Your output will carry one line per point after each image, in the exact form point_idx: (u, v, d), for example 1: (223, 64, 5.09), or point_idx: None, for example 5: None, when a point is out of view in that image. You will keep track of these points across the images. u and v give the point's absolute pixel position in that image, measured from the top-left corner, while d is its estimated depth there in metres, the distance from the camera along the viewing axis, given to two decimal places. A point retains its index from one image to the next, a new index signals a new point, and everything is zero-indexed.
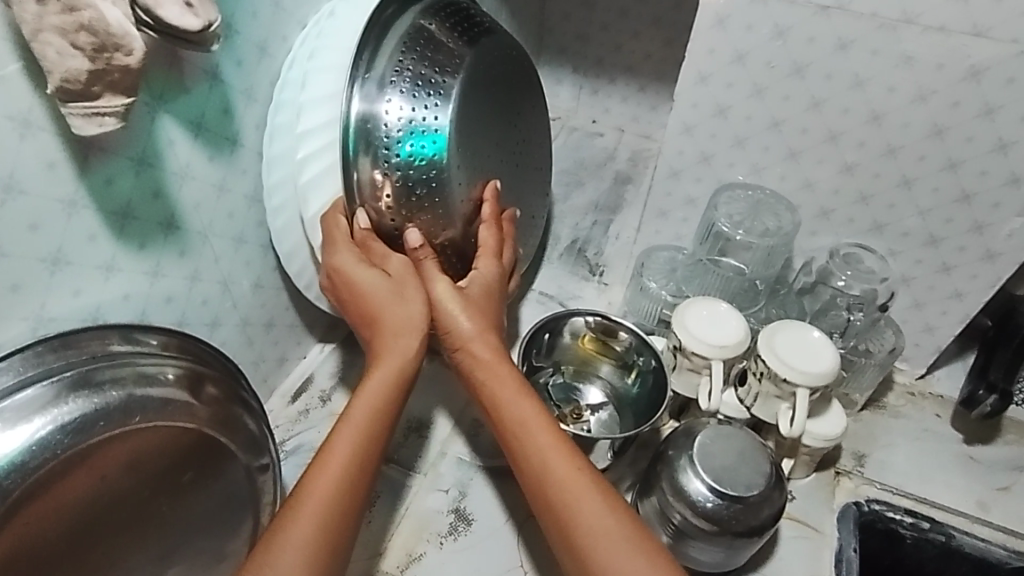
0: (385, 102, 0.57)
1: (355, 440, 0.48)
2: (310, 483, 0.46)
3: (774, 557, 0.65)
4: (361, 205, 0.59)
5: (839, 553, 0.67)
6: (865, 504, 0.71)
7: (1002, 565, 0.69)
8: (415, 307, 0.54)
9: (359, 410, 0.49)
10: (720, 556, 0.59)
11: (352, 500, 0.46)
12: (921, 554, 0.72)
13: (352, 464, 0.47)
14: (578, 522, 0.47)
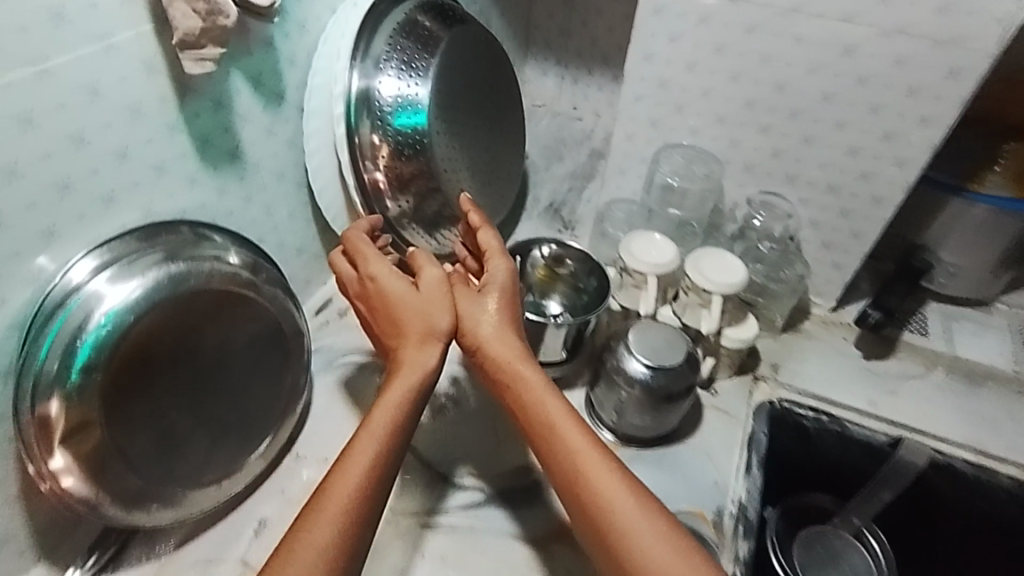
0: (380, 81, 0.78)
1: (379, 447, 0.55)
2: (349, 479, 0.53)
3: (697, 434, 0.82)
4: (364, 159, 0.80)
5: (751, 437, 0.83)
6: (778, 402, 0.87)
7: (884, 447, 0.85)
8: (441, 319, 0.61)
9: (386, 416, 0.56)
10: (651, 419, 0.77)
11: (375, 497, 0.54)
12: (824, 443, 0.88)
13: (375, 467, 0.54)
14: (603, 507, 0.55)
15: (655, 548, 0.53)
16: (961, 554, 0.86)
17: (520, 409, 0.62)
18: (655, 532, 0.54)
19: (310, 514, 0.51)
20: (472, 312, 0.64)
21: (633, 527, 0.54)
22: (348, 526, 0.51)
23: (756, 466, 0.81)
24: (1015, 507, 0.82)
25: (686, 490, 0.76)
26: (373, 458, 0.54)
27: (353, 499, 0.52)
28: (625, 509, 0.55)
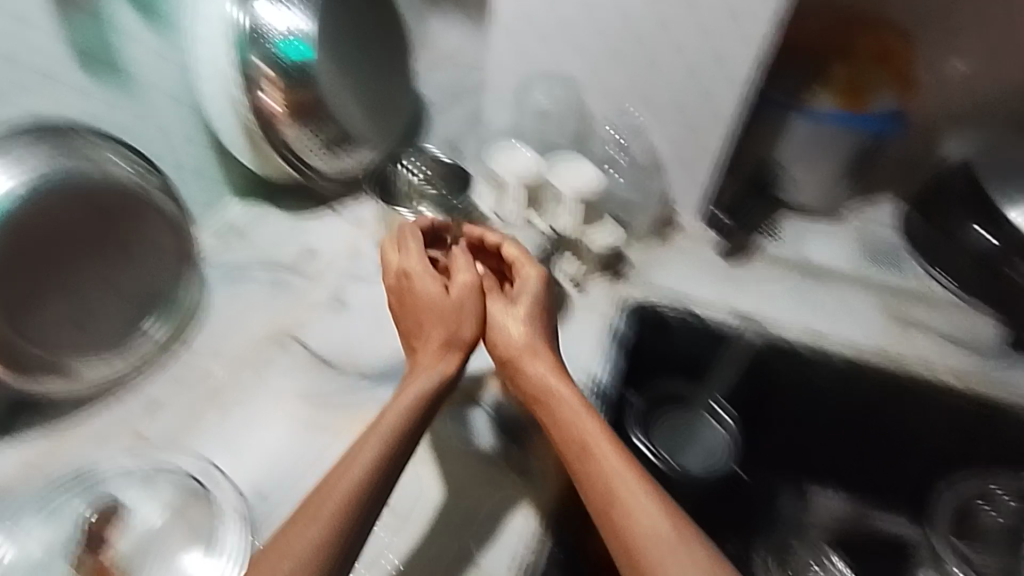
0: (264, 12, 0.85)
1: (376, 449, 0.61)
2: (347, 471, 0.58)
3: (564, 326, 0.93)
4: (259, 90, 0.86)
5: (615, 329, 0.94)
6: (639, 302, 0.96)
7: (731, 335, 0.95)
8: (468, 329, 0.71)
9: (390, 412, 0.64)
10: None
11: (380, 488, 0.59)
12: (681, 334, 0.96)
13: (381, 460, 0.60)
14: (625, 511, 0.60)
15: (666, 540, 0.57)
16: (797, 428, 0.98)
17: (549, 418, 0.69)
18: (664, 530, 0.58)
19: (310, 509, 0.56)
20: (508, 332, 0.73)
21: (650, 527, 0.58)
22: (354, 515, 0.56)
23: (615, 350, 0.93)
24: (840, 384, 0.93)
25: None
26: (379, 455, 0.60)
27: (357, 487, 0.58)
28: (643, 508, 0.60)
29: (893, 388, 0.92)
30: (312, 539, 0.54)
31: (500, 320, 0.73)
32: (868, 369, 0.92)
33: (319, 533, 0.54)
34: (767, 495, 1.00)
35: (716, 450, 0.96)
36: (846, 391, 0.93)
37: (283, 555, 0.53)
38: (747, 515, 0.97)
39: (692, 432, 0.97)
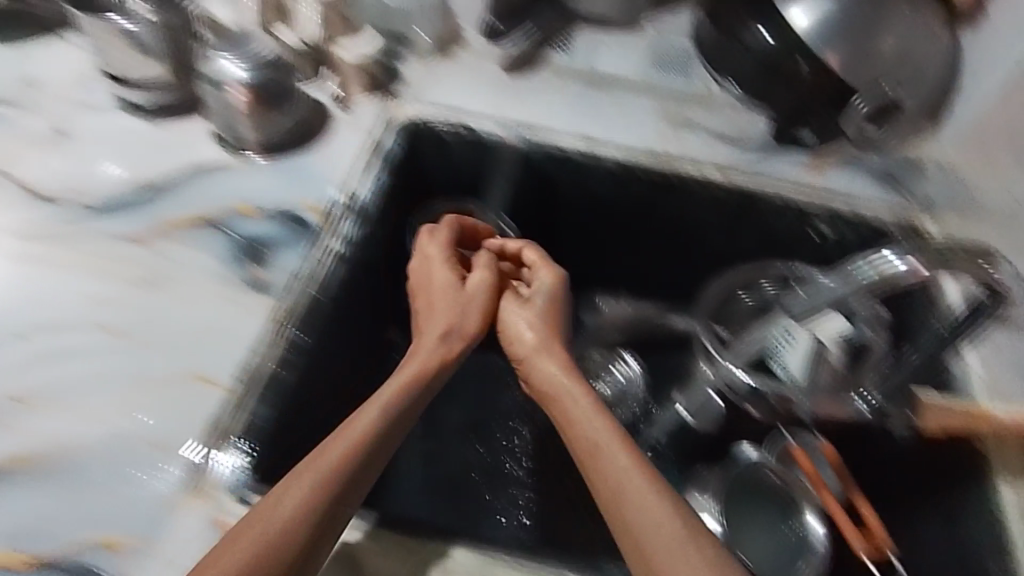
0: None
1: (370, 415, 0.63)
2: (334, 446, 0.60)
3: (325, 144, 0.86)
4: None
5: (383, 146, 0.88)
6: (416, 118, 0.91)
7: (512, 148, 0.92)
8: (438, 326, 0.76)
9: (387, 390, 0.67)
10: (267, 121, 0.82)
11: (369, 459, 0.61)
12: (462, 152, 0.93)
13: (380, 422, 0.63)
14: (630, 507, 0.58)
15: (646, 506, 0.57)
16: (583, 239, 1.02)
17: (552, 405, 0.70)
18: (649, 499, 0.58)
19: (313, 461, 0.58)
20: (518, 310, 0.79)
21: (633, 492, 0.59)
22: (346, 478, 0.58)
23: (382, 170, 0.86)
24: (614, 188, 0.94)
25: (301, 189, 0.81)
26: (380, 419, 0.63)
27: (347, 453, 0.59)
28: (632, 478, 0.60)
29: (662, 187, 0.93)
30: (308, 483, 0.56)
31: (510, 310, 0.79)
32: (638, 170, 0.92)
33: (311, 487, 0.56)
34: None
35: None
36: (621, 194, 0.94)
37: (278, 508, 0.54)
38: None
39: None
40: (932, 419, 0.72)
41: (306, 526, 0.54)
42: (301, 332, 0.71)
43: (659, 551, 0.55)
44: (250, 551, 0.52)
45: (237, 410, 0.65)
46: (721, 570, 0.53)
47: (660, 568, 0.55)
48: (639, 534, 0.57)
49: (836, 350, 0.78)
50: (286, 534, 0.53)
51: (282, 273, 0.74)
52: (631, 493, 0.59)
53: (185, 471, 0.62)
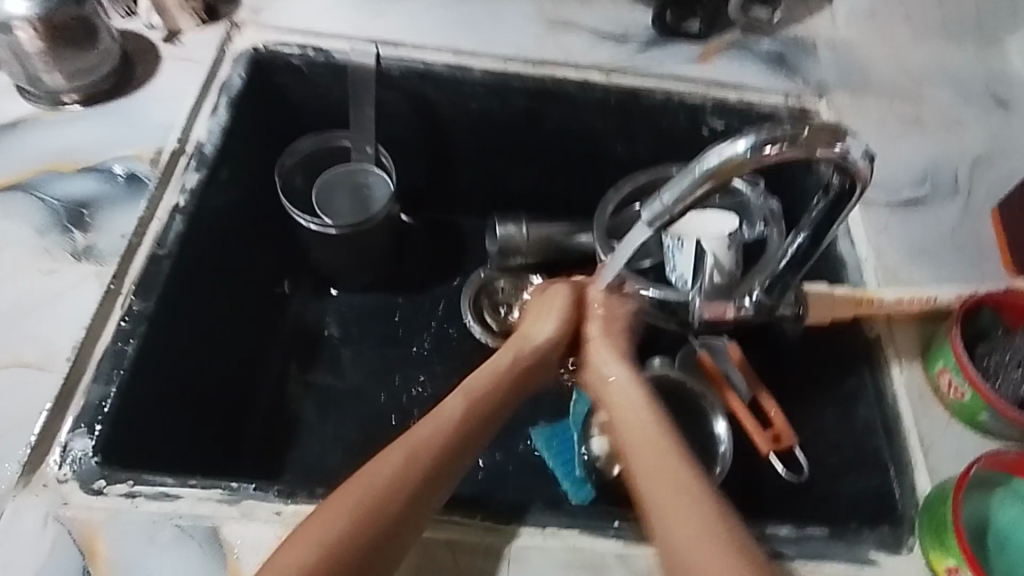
0: None
1: (423, 433, 0.58)
2: (377, 468, 0.55)
3: (151, 85, 0.77)
4: None
5: (225, 82, 0.79)
6: (262, 46, 0.81)
7: (378, 70, 0.83)
8: (546, 327, 0.73)
9: (477, 380, 0.66)
10: (77, 64, 0.72)
11: (463, 443, 0.60)
12: (322, 81, 0.84)
13: (468, 409, 0.63)
14: (683, 517, 0.53)
15: (676, 495, 0.54)
16: (472, 162, 0.94)
17: (608, 400, 0.69)
18: (702, 510, 0.53)
19: (344, 490, 0.53)
20: (596, 326, 0.74)
21: (660, 480, 0.56)
22: (435, 459, 0.57)
23: (225, 106, 0.77)
24: (493, 101, 0.86)
25: (126, 138, 0.73)
26: (464, 407, 0.62)
27: (439, 431, 0.59)
28: (668, 467, 0.57)
29: (543, 96, 0.86)
30: (402, 453, 0.56)
31: (608, 302, 0.75)
32: (513, 79, 0.85)
33: (403, 456, 0.56)
34: (456, 231, 1.01)
35: (387, 197, 0.87)
36: (502, 107, 0.87)
37: (376, 473, 0.54)
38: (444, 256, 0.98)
39: (359, 190, 0.88)
40: (816, 308, 0.68)
41: (393, 501, 0.52)
42: (142, 301, 0.64)
43: (667, 538, 0.52)
44: (345, 518, 0.50)
45: (76, 394, 0.59)
46: (741, 557, 0.50)
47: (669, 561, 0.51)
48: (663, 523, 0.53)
49: (728, 251, 0.76)
50: (380, 503, 0.52)
51: (112, 235, 0.67)
52: (656, 479, 0.56)
53: (20, 469, 0.55)
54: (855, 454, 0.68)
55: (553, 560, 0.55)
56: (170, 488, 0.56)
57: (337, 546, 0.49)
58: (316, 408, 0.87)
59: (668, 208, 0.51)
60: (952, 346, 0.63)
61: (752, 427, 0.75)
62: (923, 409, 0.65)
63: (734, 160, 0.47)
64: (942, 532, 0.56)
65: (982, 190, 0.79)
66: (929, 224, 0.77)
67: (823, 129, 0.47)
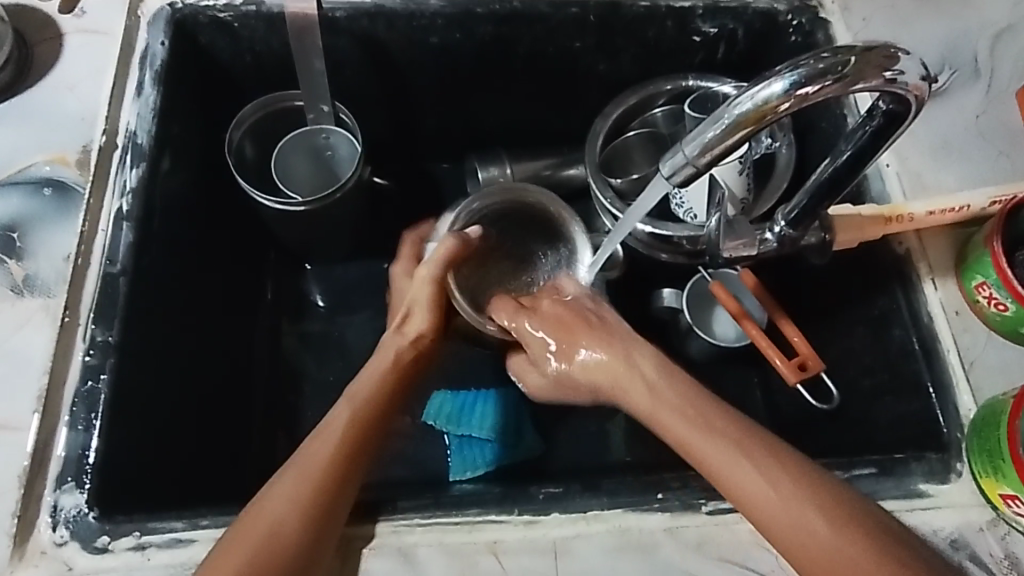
0: None
1: (322, 449, 0.53)
2: (272, 493, 0.50)
3: (59, 71, 0.66)
4: None
5: (145, 52, 0.67)
6: (179, 3, 0.69)
7: (325, 14, 0.71)
8: (415, 323, 0.65)
9: (364, 381, 0.61)
10: None
11: (360, 449, 0.55)
12: (257, 35, 0.72)
13: (357, 415, 0.57)
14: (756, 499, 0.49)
15: (750, 467, 0.50)
16: (440, 102, 0.84)
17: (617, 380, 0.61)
18: (784, 489, 0.49)
19: (244, 526, 0.49)
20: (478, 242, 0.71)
21: (694, 438, 0.53)
22: (331, 470, 0.52)
23: (151, 82, 0.66)
24: (456, 33, 0.75)
25: (43, 137, 0.63)
26: (352, 415, 0.57)
27: (328, 446, 0.54)
28: (736, 445, 0.52)
29: (512, 20, 0.74)
30: (294, 474, 0.51)
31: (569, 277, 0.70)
32: (475, 4, 0.73)
33: (296, 478, 0.51)
34: (431, 182, 0.92)
35: (352, 159, 0.77)
36: (466, 39, 0.76)
37: (270, 502, 0.50)
38: (429, 210, 0.90)
39: (321, 153, 0.79)
40: (843, 233, 0.61)
41: (294, 530, 0.48)
42: (106, 330, 0.57)
43: (750, 489, 0.50)
44: (247, 556, 0.47)
45: (54, 445, 0.53)
46: (827, 508, 0.48)
47: (752, 507, 0.49)
48: (751, 495, 0.50)
49: (739, 176, 0.70)
50: (275, 539, 0.48)
51: (52, 259, 0.59)
52: (694, 446, 0.53)
53: (11, 542, 0.50)
54: (890, 378, 0.65)
55: (602, 545, 0.53)
56: (180, 532, 0.51)
57: None
58: (317, 395, 0.80)
59: (693, 161, 0.47)
60: (992, 258, 0.59)
61: (775, 359, 0.70)
62: (962, 326, 0.62)
63: (771, 103, 0.42)
64: (997, 460, 0.54)
65: (1007, 68, 0.71)
66: (951, 115, 0.69)
67: (874, 52, 0.42)
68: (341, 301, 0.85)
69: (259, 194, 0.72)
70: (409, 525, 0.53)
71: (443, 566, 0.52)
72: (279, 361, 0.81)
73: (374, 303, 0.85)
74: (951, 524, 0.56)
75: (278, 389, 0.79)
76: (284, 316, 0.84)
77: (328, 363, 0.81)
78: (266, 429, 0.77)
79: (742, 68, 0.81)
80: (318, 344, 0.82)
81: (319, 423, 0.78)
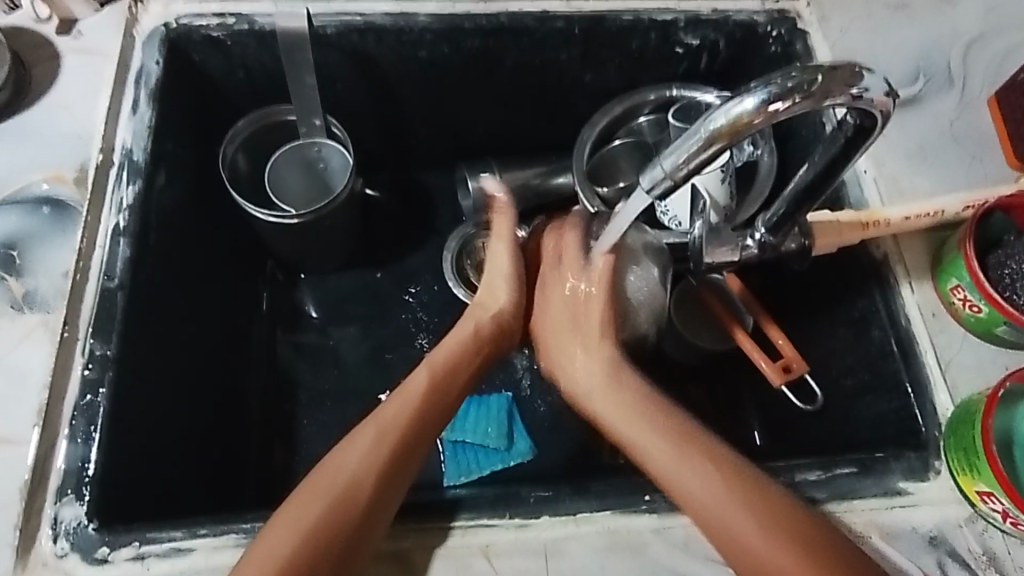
0: None
1: (401, 411, 0.57)
2: (343, 457, 0.54)
3: (55, 90, 0.68)
4: None
5: (140, 71, 0.69)
6: (173, 22, 0.71)
7: (317, 32, 0.73)
8: (495, 298, 0.66)
9: (444, 347, 0.63)
10: None
11: (427, 421, 0.58)
12: (249, 52, 0.74)
13: (432, 384, 0.59)
14: (709, 510, 0.52)
15: (710, 484, 0.52)
16: (429, 115, 0.86)
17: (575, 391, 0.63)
18: (737, 510, 0.51)
19: (308, 490, 0.52)
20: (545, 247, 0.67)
21: (652, 445, 0.55)
22: (404, 442, 0.56)
23: (147, 101, 0.68)
24: (444, 48, 0.77)
25: (40, 157, 0.65)
26: (429, 381, 0.59)
27: (403, 415, 0.57)
28: (689, 454, 0.54)
29: (499, 34, 0.76)
30: (372, 431, 0.55)
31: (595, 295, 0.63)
32: (463, 20, 0.75)
33: (373, 437, 0.55)
34: (422, 192, 0.93)
35: (344, 173, 0.79)
36: (455, 54, 0.77)
37: (340, 463, 0.54)
38: (421, 220, 0.92)
39: (314, 166, 0.80)
40: (822, 238, 0.64)
41: (354, 513, 0.51)
42: (104, 344, 0.58)
43: (699, 496, 0.52)
44: (316, 513, 0.51)
45: (54, 458, 0.54)
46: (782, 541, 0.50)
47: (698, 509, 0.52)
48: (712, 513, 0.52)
49: (721, 184, 0.72)
50: (339, 511, 0.51)
51: (51, 276, 0.60)
52: (670, 469, 0.54)
53: (13, 554, 0.51)
54: (872, 377, 0.67)
55: (591, 546, 0.54)
56: (179, 542, 0.52)
57: (294, 561, 0.49)
58: (312, 404, 0.81)
59: (672, 174, 0.48)
60: (965, 260, 0.61)
61: (759, 361, 0.72)
62: (938, 327, 0.64)
63: (743, 119, 0.44)
64: (972, 457, 0.55)
65: (979, 75, 0.74)
66: (926, 123, 0.71)
67: (839, 70, 0.44)
68: (335, 311, 0.86)
69: (252, 208, 0.73)
70: (403, 530, 0.54)
71: (436, 569, 0.53)
72: (273, 371, 0.82)
73: (368, 312, 0.87)
74: (929, 520, 0.57)
75: (273, 399, 0.81)
76: (279, 326, 0.85)
77: (322, 373, 0.83)
78: (262, 438, 0.78)
79: (725, 77, 0.83)
80: (312, 353, 0.84)
81: (314, 432, 0.79)
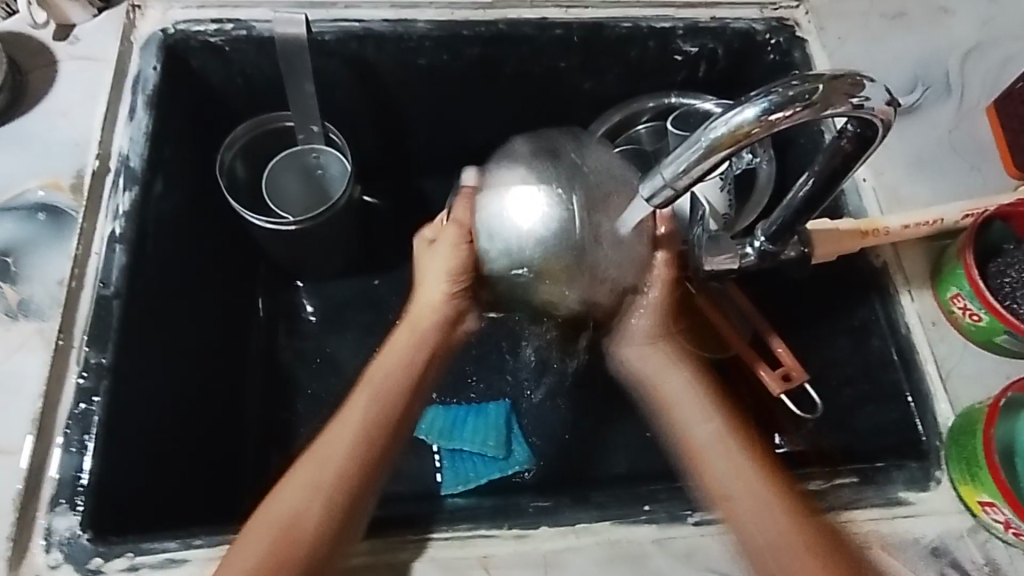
0: None
1: (337, 442, 0.55)
2: (280, 496, 0.53)
3: (52, 95, 0.67)
4: None
5: (137, 77, 0.68)
6: (172, 28, 0.70)
7: (315, 38, 0.73)
8: (432, 297, 0.63)
9: (387, 368, 0.61)
10: None
11: (369, 446, 0.56)
12: (247, 58, 0.73)
13: (371, 407, 0.58)
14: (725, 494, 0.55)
15: (741, 469, 0.56)
16: (428, 122, 0.85)
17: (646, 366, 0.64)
18: (760, 501, 0.54)
19: (247, 531, 0.51)
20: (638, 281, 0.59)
21: (710, 439, 0.58)
22: (347, 472, 0.54)
23: (144, 107, 0.67)
24: (444, 55, 0.76)
25: (36, 163, 0.64)
26: (371, 406, 0.58)
27: (342, 443, 0.55)
28: (729, 444, 0.57)
29: (498, 42, 0.76)
30: (311, 469, 0.54)
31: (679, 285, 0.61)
32: (462, 27, 0.75)
33: (310, 477, 0.54)
34: (421, 199, 0.93)
35: (342, 180, 0.79)
36: (454, 61, 0.77)
37: (280, 502, 0.53)
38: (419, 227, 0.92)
39: (313, 173, 0.80)
40: (822, 245, 0.63)
41: (301, 541, 0.51)
42: (100, 352, 0.57)
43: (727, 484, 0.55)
44: (258, 551, 0.50)
45: (48, 467, 0.54)
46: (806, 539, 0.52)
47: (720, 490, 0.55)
48: (721, 490, 0.55)
49: (720, 192, 0.72)
50: (287, 548, 0.50)
51: (47, 285, 0.60)
52: (717, 446, 0.57)
53: (5, 564, 0.50)
54: (872, 387, 0.67)
55: (591, 558, 0.53)
56: (174, 552, 0.51)
57: None
58: (308, 412, 0.80)
59: (671, 183, 0.48)
60: (965, 269, 0.61)
61: (759, 372, 0.72)
62: (938, 336, 0.64)
63: (743, 129, 0.44)
64: (974, 467, 0.55)
65: (977, 84, 0.74)
66: (925, 132, 0.71)
67: (839, 81, 0.44)
68: (332, 319, 0.86)
69: (250, 215, 0.72)
70: (400, 541, 0.53)
71: None
72: (270, 379, 0.81)
73: (365, 319, 0.86)
74: (931, 530, 0.57)
75: (270, 407, 0.80)
76: (276, 334, 0.84)
77: (319, 381, 0.82)
78: (258, 446, 0.77)
79: (724, 85, 0.83)
80: (309, 361, 0.83)
81: (311, 440, 0.79)
